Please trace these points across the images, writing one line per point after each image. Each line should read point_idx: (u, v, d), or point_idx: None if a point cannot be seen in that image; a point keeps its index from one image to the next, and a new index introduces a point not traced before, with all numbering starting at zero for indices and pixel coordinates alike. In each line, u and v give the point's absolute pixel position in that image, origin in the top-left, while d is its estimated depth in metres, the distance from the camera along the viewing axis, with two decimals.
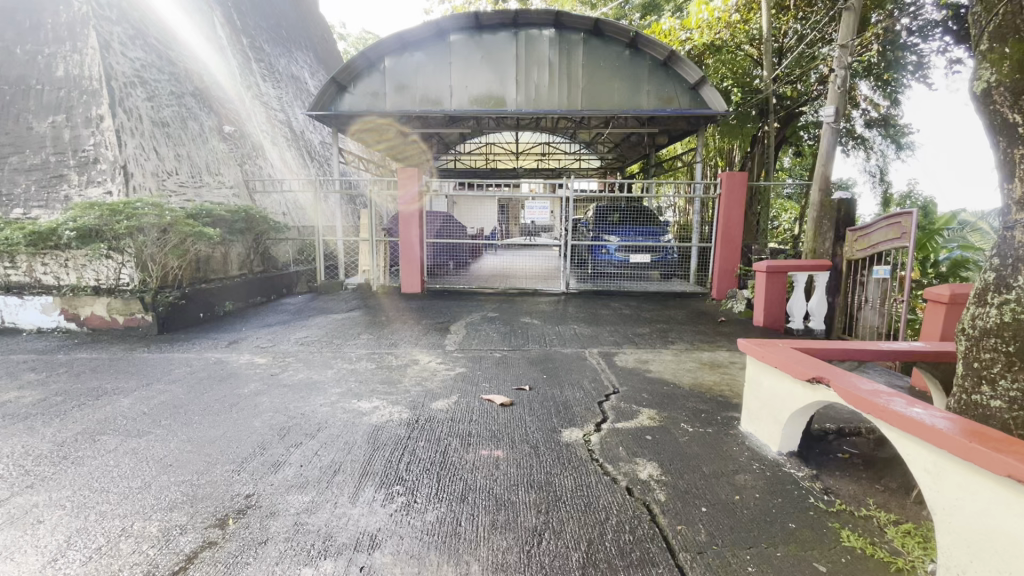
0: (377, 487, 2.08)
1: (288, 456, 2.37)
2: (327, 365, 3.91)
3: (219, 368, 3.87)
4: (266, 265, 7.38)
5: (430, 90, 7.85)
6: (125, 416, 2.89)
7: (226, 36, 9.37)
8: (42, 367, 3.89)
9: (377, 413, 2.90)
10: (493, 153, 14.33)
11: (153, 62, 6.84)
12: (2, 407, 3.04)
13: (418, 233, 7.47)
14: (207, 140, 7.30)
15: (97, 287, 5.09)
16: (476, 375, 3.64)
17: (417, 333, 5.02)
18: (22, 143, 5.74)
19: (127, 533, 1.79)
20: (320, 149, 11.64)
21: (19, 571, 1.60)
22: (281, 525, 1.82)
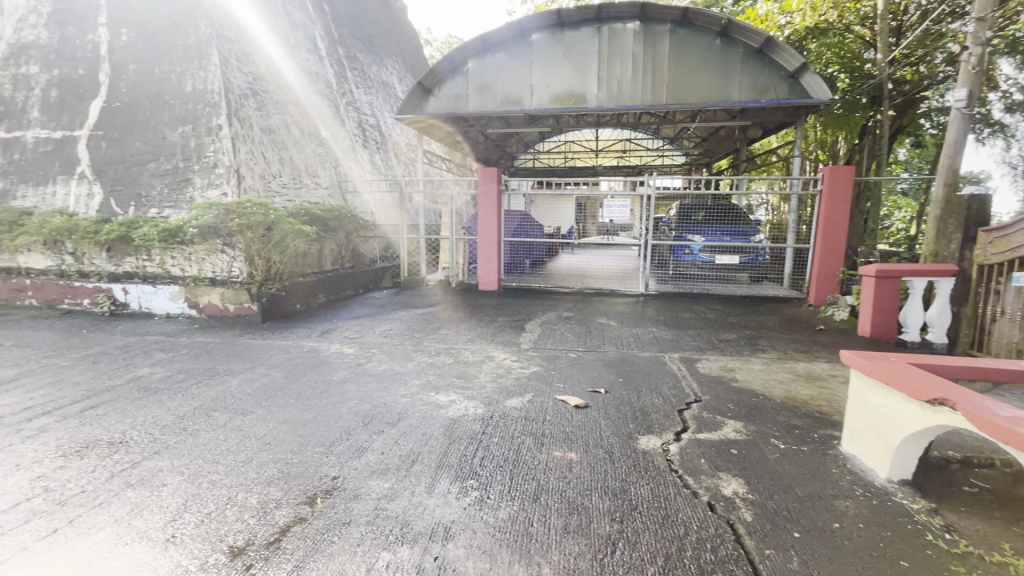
0: (452, 480, 2.13)
1: (371, 443, 2.49)
2: (408, 358, 4.09)
3: (312, 355, 4.18)
4: (355, 261, 7.85)
5: (512, 90, 7.92)
6: (234, 395, 3.21)
7: (326, 47, 10.06)
8: (169, 348, 4.43)
9: (453, 406, 2.98)
10: (572, 151, 14.21)
11: (263, 74, 7.51)
12: (137, 382, 3.50)
13: (496, 232, 7.59)
14: (306, 144, 7.92)
15: (213, 278, 5.70)
16: (549, 374, 3.61)
17: (493, 330, 5.11)
18: (156, 152, 6.53)
19: (232, 502, 1.98)
20: (406, 151, 12.22)
21: (146, 526, 1.84)
22: (363, 508, 1.93)
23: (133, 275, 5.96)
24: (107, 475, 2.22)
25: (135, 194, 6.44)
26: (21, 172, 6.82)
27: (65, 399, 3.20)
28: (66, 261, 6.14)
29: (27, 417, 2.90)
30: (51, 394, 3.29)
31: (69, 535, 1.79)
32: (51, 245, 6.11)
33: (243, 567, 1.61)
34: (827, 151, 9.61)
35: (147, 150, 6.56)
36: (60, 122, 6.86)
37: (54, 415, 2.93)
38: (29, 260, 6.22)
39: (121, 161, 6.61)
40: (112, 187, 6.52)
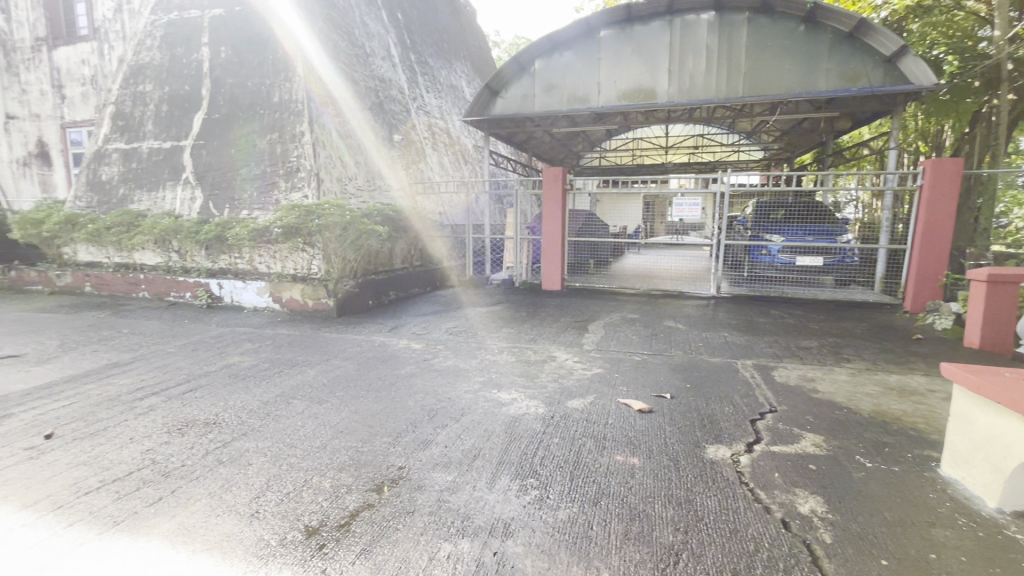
0: (512, 477, 2.15)
1: (435, 436, 2.57)
2: (471, 355, 4.18)
3: (382, 349, 4.38)
4: (425, 261, 8.10)
5: (579, 88, 7.84)
6: (312, 384, 3.44)
7: (399, 54, 10.43)
8: (256, 338, 4.81)
9: (515, 404, 3.01)
10: (641, 148, 13.86)
11: (341, 83, 7.93)
12: (230, 368, 3.84)
13: (560, 231, 7.55)
14: (380, 148, 8.33)
15: (295, 275, 6.14)
16: (612, 377, 3.55)
17: (556, 330, 5.10)
18: (248, 158, 7.11)
19: (308, 485, 2.12)
20: (473, 152, 12.46)
21: (235, 501, 2.01)
22: (427, 499, 1.99)
23: (227, 272, 6.53)
24: (203, 452, 2.45)
25: (230, 197, 7.06)
26: (137, 178, 7.68)
27: (170, 381, 3.57)
28: (172, 258, 6.84)
29: (139, 396, 3.27)
30: (159, 376, 3.69)
31: (171, 503, 2.00)
32: (161, 244, 6.83)
33: (317, 546, 1.72)
34: (929, 142, 8.63)
35: (240, 157, 7.16)
36: (169, 133, 7.65)
37: (160, 396, 3.28)
38: (143, 258, 7.00)
39: (218, 167, 7.25)
40: (211, 191, 7.19)
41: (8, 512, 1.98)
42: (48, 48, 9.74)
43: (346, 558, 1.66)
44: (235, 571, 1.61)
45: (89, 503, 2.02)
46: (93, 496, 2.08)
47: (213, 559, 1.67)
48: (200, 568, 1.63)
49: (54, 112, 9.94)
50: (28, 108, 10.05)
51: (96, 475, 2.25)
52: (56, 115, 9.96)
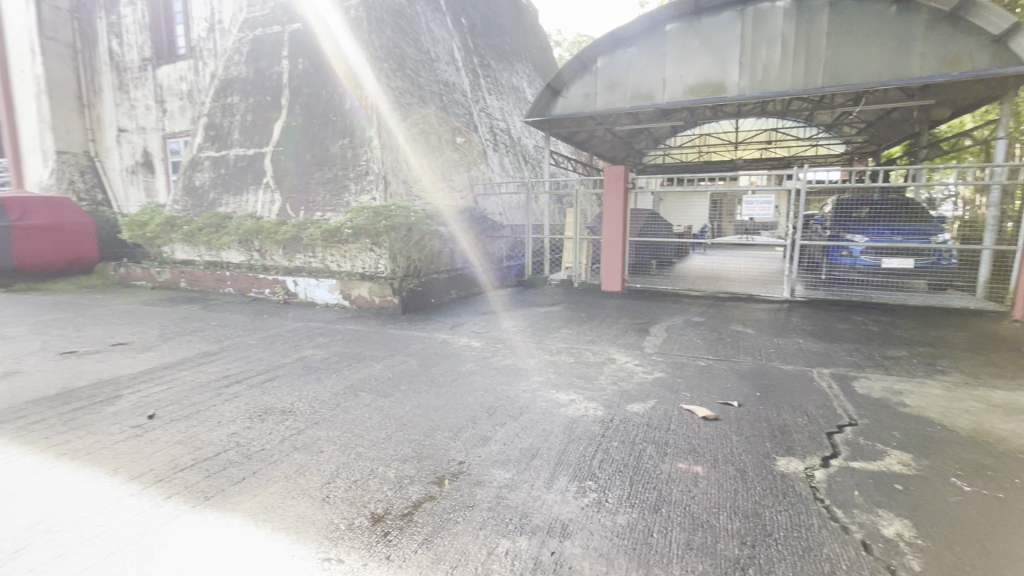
0: (570, 479, 2.15)
1: (493, 434, 2.61)
2: (530, 354, 4.20)
3: (443, 346, 4.51)
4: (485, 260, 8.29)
5: (643, 84, 7.62)
6: (378, 378, 3.61)
7: (462, 57, 10.61)
8: (327, 333, 5.10)
9: (573, 406, 2.99)
10: (708, 145, 13.33)
11: (408, 88, 8.22)
12: (304, 360, 4.11)
13: (621, 231, 7.40)
14: (443, 151, 8.57)
15: (363, 273, 6.47)
16: (674, 382, 3.44)
17: (616, 331, 5.02)
18: (322, 163, 7.57)
19: (374, 474, 2.22)
20: (534, 152, 12.51)
21: (308, 484, 2.16)
22: (486, 495, 2.03)
23: (302, 270, 6.98)
24: (280, 438, 2.64)
25: (305, 200, 7.53)
26: (225, 183, 8.35)
27: (253, 370, 3.87)
28: (254, 257, 7.40)
29: (226, 384, 3.57)
30: (243, 366, 4.01)
31: (253, 483, 2.18)
32: (245, 244, 7.40)
33: (381, 533, 1.80)
34: None
35: (315, 162, 7.63)
36: (253, 141, 8.26)
37: (244, 384, 3.56)
38: (230, 256, 7.62)
39: (295, 172, 7.76)
40: (288, 194, 7.70)
41: (119, 482, 2.22)
42: (153, 67, 10.80)
43: (408, 546, 1.73)
44: (309, 551, 1.72)
45: (184, 478, 2.24)
46: (187, 472, 2.29)
47: (288, 539, 1.79)
48: (277, 546, 1.75)
49: (157, 125, 11.03)
50: (136, 122, 11.22)
51: (189, 453, 2.48)
52: (158, 127, 11.04)
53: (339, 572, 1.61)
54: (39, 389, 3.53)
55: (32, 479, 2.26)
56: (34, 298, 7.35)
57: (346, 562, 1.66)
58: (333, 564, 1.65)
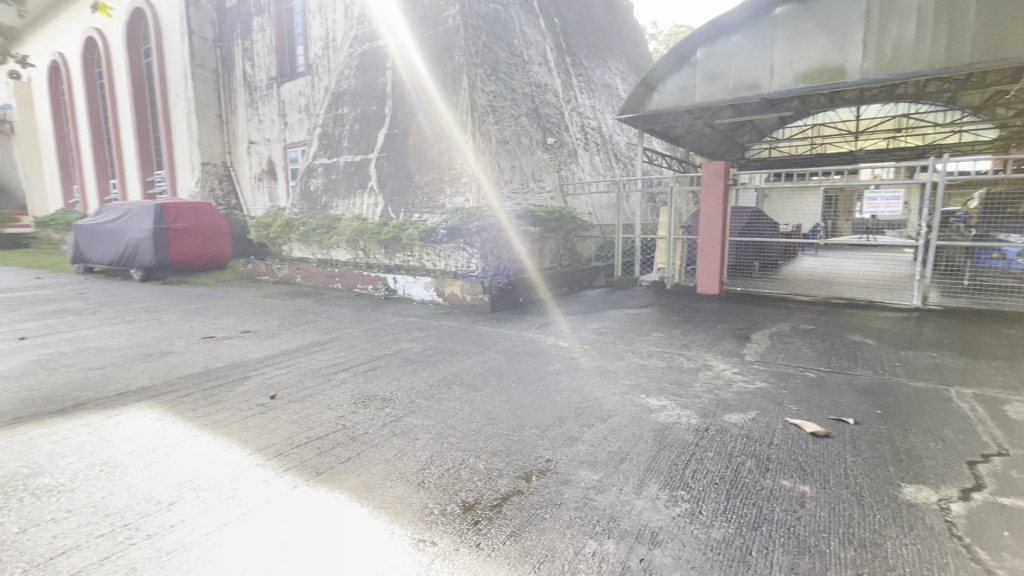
0: (661, 487, 2.08)
1: (581, 434, 2.60)
2: (619, 357, 4.11)
3: (532, 345, 4.57)
4: (572, 260, 8.31)
5: (747, 74, 7.12)
6: (469, 373, 3.74)
7: (554, 57, 10.58)
8: (423, 328, 5.39)
9: (664, 412, 2.89)
10: (823, 136, 12.16)
11: (502, 92, 8.41)
12: (402, 353, 4.38)
13: (720, 229, 6.95)
14: (534, 151, 8.69)
15: (456, 272, 6.75)
16: (778, 393, 3.19)
17: (712, 337, 4.75)
18: (420, 167, 8.02)
19: (465, 464, 2.32)
20: (626, 150, 12.23)
21: (405, 468, 2.31)
22: (573, 494, 2.03)
23: (401, 268, 7.43)
24: (380, 423, 2.84)
25: (405, 202, 8.02)
26: (335, 188, 9.11)
27: (358, 360, 4.20)
28: (359, 255, 8.01)
29: (335, 371, 3.92)
30: (350, 355, 4.36)
31: (358, 464, 2.37)
32: (351, 243, 8.05)
33: (472, 521, 1.88)
34: None
35: (414, 166, 8.10)
36: (358, 149, 8.92)
37: (350, 371, 3.89)
38: (339, 255, 8.33)
39: (395, 176, 8.28)
40: (389, 197, 8.24)
41: (248, 453, 2.54)
42: (277, 84, 12.03)
43: (497, 537, 1.78)
44: (405, 531, 1.84)
45: (300, 454, 2.49)
46: (303, 449, 2.55)
47: (388, 518, 1.93)
48: (377, 524, 1.89)
49: (279, 136, 12.31)
50: (263, 134, 12.59)
51: (305, 432, 2.76)
52: (280, 139, 12.28)
53: (432, 554, 1.71)
54: (187, 367, 4.11)
55: (182, 444, 2.65)
56: (183, 290, 8.56)
57: (439, 545, 1.75)
58: (426, 546, 1.75)
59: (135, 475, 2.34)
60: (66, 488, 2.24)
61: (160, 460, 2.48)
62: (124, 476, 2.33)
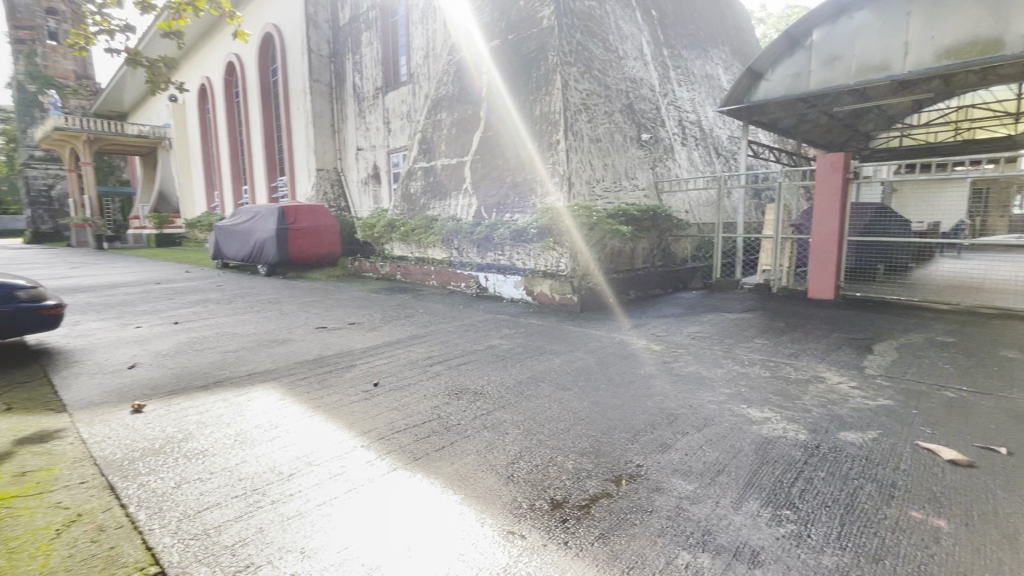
0: (763, 504, 1.94)
1: (674, 442, 2.51)
2: (716, 364, 3.88)
3: (622, 347, 4.47)
4: (666, 261, 7.99)
5: (875, 54, 6.36)
6: (557, 372, 3.76)
7: (651, 51, 10.18)
8: (512, 325, 5.50)
9: (768, 425, 2.68)
10: (971, 119, 10.51)
11: (596, 89, 8.27)
12: (492, 349, 4.50)
13: (837, 227, 6.27)
14: (627, 149, 8.47)
15: (546, 271, 6.80)
16: (906, 412, 2.82)
17: (825, 346, 4.32)
18: (513, 167, 8.18)
19: (554, 462, 2.33)
20: (728, 144, 11.50)
21: (495, 460, 2.38)
22: (665, 503, 1.96)
23: (492, 266, 7.64)
24: (473, 415, 2.95)
25: (496, 202, 8.23)
26: (432, 190, 9.58)
27: (451, 354, 4.39)
28: (453, 254, 8.36)
29: (430, 363, 4.14)
30: (444, 349, 4.57)
31: (451, 452, 2.49)
32: (447, 243, 8.44)
33: (560, 519, 1.89)
34: None
35: (507, 167, 8.27)
36: (454, 152, 9.28)
37: (443, 364, 4.08)
38: (434, 254, 8.75)
39: (489, 177, 8.50)
40: (482, 198, 8.50)
41: (354, 435, 2.77)
42: (382, 94, 12.88)
43: (586, 538, 1.78)
44: (495, 522, 1.90)
45: (399, 439, 2.67)
46: (401, 434, 2.73)
47: (479, 508, 2.00)
48: (469, 512, 1.98)
49: (383, 143, 13.15)
50: (369, 141, 13.54)
51: (404, 419, 2.95)
52: (384, 145, 13.12)
53: (521, 547, 1.74)
54: (304, 354, 4.56)
55: (299, 423, 2.95)
56: (301, 284, 9.52)
57: (528, 539, 1.78)
58: (515, 539, 1.79)
59: (262, 447, 2.65)
60: (209, 453, 2.60)
61: (282, 436, 2.78)
62: (254, 447, 2.65)
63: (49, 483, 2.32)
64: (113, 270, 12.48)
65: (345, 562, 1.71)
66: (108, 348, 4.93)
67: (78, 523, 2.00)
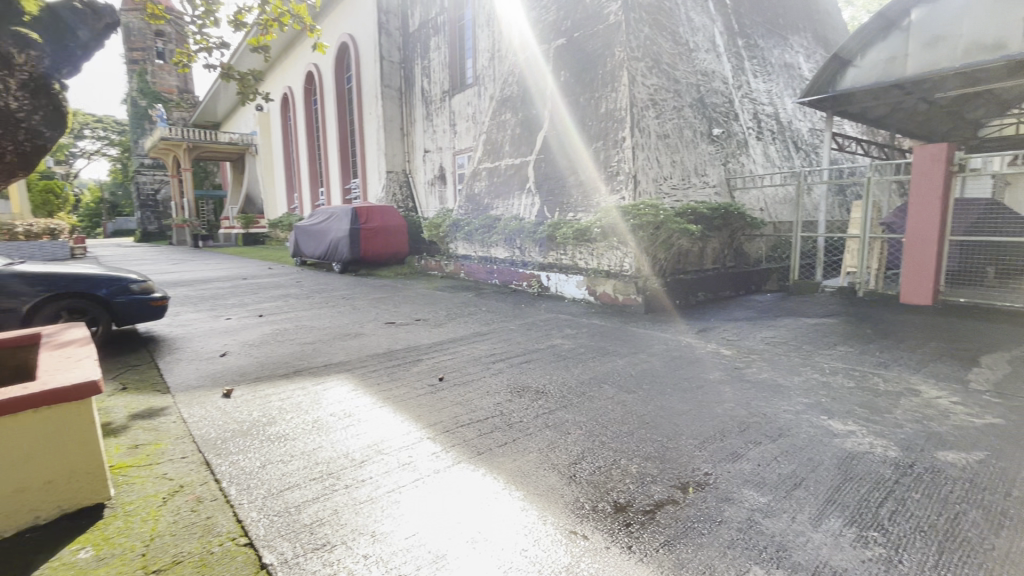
0: (846, 523, 1.81)
1: (745, 451, 2.39)
2: (793, 371, 3.65)
3: (689, 350, 4.32)
4: (738, 261, 7.62)
5: (986, 32, 5.68)
6: (620, 373, 3.70)
7: (724, 42, 9.69)
8: (574, 325, 5.47)
9: (852, 439, 2.49)
10: None
11: (664, 84, 8.01)
12: (554, 348, 4.51)
13: (937, 225, 5.68)
14: (697, 144, 8.15)
15: (609, 271, 6.71)
16: (1019, 434, 2.52)
17: (920, 356, 3.94)
18: (578, 166, 8.12)
19: (617, 465, 2.30)
20: (809, 137, 10.77)
21: (557, 459, 2.39)
22: (735, 514, 1.88)
23: (554, 265, 7.64)
24: (536, 413, 2.98)
25: (560, 202, 8.22)
26: (496, 190, 9.71)
27: (513, 352, 4.44)
28: (515, 253, 8.44)
29: (493, 360, 4.20)
30: (506, 347, 4.63)
31: (514, 449, 2.53)
32: (510, 242, 8.54)
33: (624, 523, 1.86)
34: None
35: (571, 166, 8.23)
36: (518, 151, 9.36)
37: (506, 362, 4.14)
38: (497, 253, 8.89)
39: (554, 175, 8.50)
40: (545, 197, 8.51)
41: (420, 427, 2.88)
42: (449, 97, 13.19)
43: (650, 543, 1.74)
44: (558, 521, 1.90)
45: (463, 433, 2.75)
46: (466, 428, 2.81)
47: (540, 506, 2.01)
48: (530, 509, 2.00)
49: (449, 144, 13.48)
50: (436, 143, 13.93)
51: (468, 413, 3.02)
52: (450, 147, 13.44)
53: (583, 547, 1.74)
54: (374, 348, 4.79)
55: (370, 413, 3.12)
56: (372, 281, 9.99)
57: (590, 540, 1.78)
58: (578, 539, 1.79)
59: (336, 434, 2.82)
60: (290, 436, 2.81)
61: (355, 424, 2.95)
62: (330, 433, 2.83)
63: (156, 456, 2.60)
64: (208, 266, 13.73)
65: (412, 548, 1.79)
66: (204, 337, 5.44)
67: (181, 493, 2.23)
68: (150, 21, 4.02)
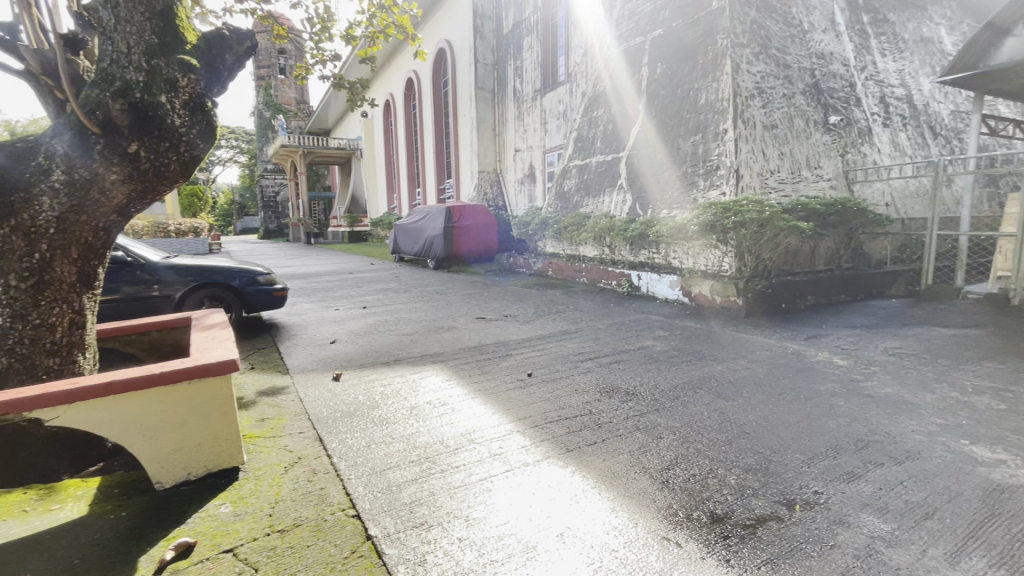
0: (992, 564, 1.58)
1: (864, 472, 2.17)
2: (925, 388, 3.23)
3: (797, 359, 3.97)
4: (857, 262, 6.88)
5: None
6: (717, 379, 3.51)
7: (847, 19, 8.71)
8: (667, 327, 5.26)
9: (1003, 470, 2.15)
10: None
11: (773, 70, 7.40)
12: (645, 349, 4.38)
13: None
14: (810, 134, 7.45)
15: (706, 271, 6.38)
16: None
17: None
18: (674, 161, 7.80)
19: (714, 474, 2.20)
20: (950, 121, 9.39)
21: (649, 462, 2.33)
22: (851, 539, 1.72)
23: (646, 264, 7.42)
24: (626, 415, 2.92)
25: (654, 199, 7.97)
26: (587, 187, 9.61)
27: (602, 351, 4.39)
28: (605, 251, 8.30)
29: (582, 359, 4.18)
30: (594, 346, 4.58)
31: (603, 449, 2.51)
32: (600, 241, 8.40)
33: (721, 535, 1.78)
34: None
35: (666, 162, 7.93)
36: (610, 148, 9.20)
37: (595, 361, 4.10)
38: (586, 251, 8.82)
39: (648, 171, 8.24)
40: (639, 194, 8.29)
41: (509, 420, 2.95)
42: (540, 95, 13.24)
43: (751, 559, 1.65)
44: (650, 525, 1.86)
45: (551, 429, 2.77)
46: (555, 425, 2.83)
47: (631, 508, 1.98)
48: (620, 511, 1.97)
49: (539, 143, 13.55)
50: (527, 142, 14.08)
51: (556, 410, 3.05)
52: (541, 145, 13.50)
53: (676, 554, 1.69)
54: (465, 341, 4.98)
55: (463, 403, 3.25)
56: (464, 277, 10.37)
57: (684, 548, 1.72)
58: (670, 545, 1.74)
59: (433, 421, 2.98)
60: (392, 420, 3.02)
61: (449, 413, 3.10)
62: (427, 420, 3.00)
63: (279, 430, 2.92)
64: (320, 260, 15.09)
65: (505, 536, 1.85)
66: (317, 326, 6.00)
67: (300, 465, 2.49)
68: (275, 41, 4.50)
